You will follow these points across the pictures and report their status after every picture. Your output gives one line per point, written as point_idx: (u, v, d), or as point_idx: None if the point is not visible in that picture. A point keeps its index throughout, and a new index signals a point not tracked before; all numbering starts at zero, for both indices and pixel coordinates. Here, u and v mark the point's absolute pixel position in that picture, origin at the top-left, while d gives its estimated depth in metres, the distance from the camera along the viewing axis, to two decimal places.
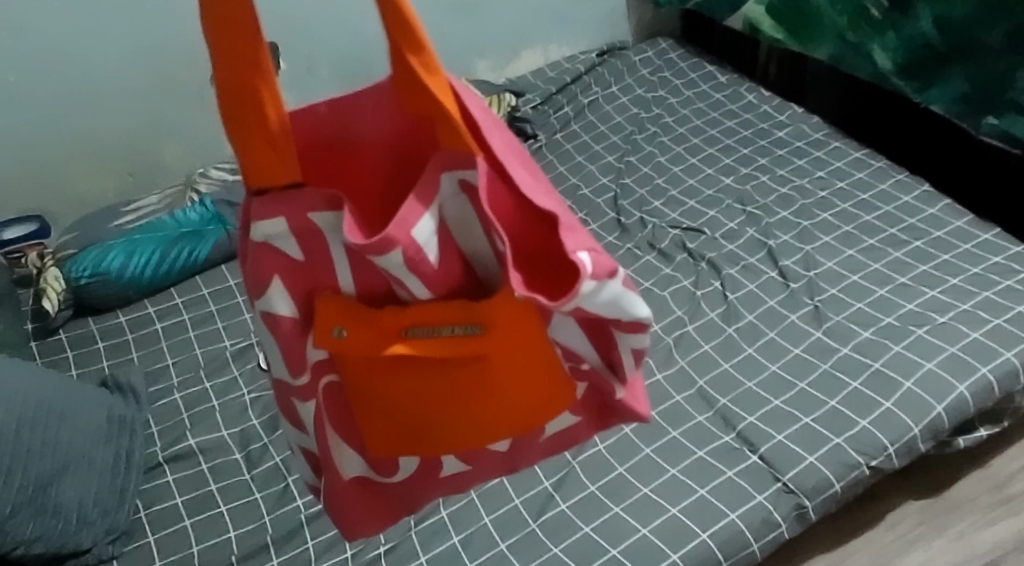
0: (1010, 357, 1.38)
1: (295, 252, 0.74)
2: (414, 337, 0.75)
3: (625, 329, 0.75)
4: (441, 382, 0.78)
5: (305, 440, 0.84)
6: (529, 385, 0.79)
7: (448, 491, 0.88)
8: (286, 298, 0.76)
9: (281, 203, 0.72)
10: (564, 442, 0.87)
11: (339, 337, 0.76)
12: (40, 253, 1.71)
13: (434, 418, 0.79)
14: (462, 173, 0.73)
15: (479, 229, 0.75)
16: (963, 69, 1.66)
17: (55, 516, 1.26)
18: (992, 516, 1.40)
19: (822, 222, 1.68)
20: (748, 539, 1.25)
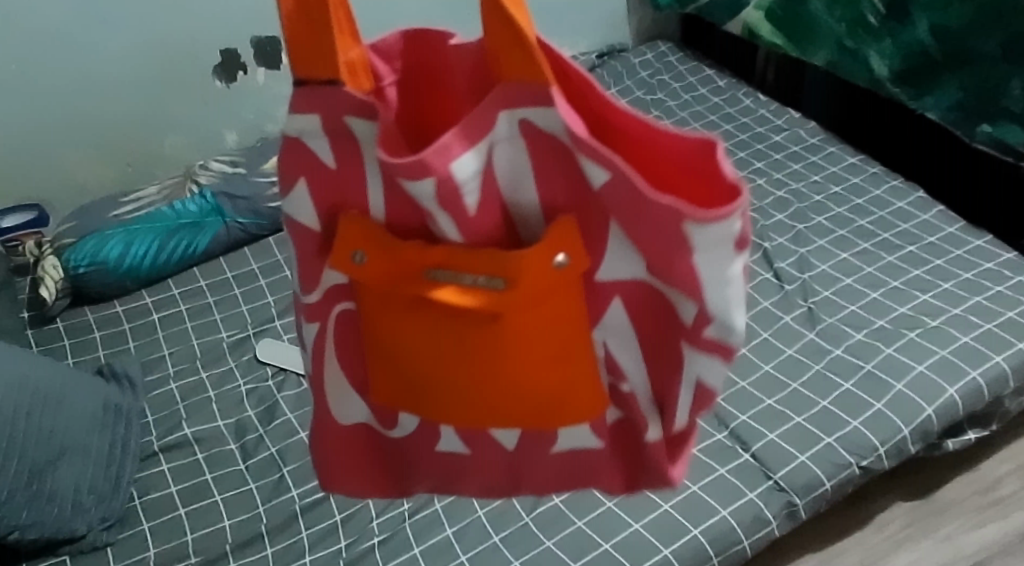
0: (1000, 361, 1.40)
1: (329, 158, 0.65)
2: (444, 282, 0.64)
3: (692, 336, 0.62)
4: (467, 332, 0.66)
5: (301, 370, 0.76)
6: (557, 370, 0.68)
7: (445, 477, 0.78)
8: (307, 209, 0.67)
9: (314, 94, 0.61)
10: (578, 469, 0.75)
11: (350, 265, 0.66)
12: (37, 242, 1.72)
13: (537, 396, 0.69)
14: (525, 112, 0.59)
15: (531, 177, 0.62)
16: (959, 77, 1.68)
17: (51, 502, 1.27)
18: (980, 518, 1.42)
19: (817, 225, 1.69)
20: (738, 536, 1.26)
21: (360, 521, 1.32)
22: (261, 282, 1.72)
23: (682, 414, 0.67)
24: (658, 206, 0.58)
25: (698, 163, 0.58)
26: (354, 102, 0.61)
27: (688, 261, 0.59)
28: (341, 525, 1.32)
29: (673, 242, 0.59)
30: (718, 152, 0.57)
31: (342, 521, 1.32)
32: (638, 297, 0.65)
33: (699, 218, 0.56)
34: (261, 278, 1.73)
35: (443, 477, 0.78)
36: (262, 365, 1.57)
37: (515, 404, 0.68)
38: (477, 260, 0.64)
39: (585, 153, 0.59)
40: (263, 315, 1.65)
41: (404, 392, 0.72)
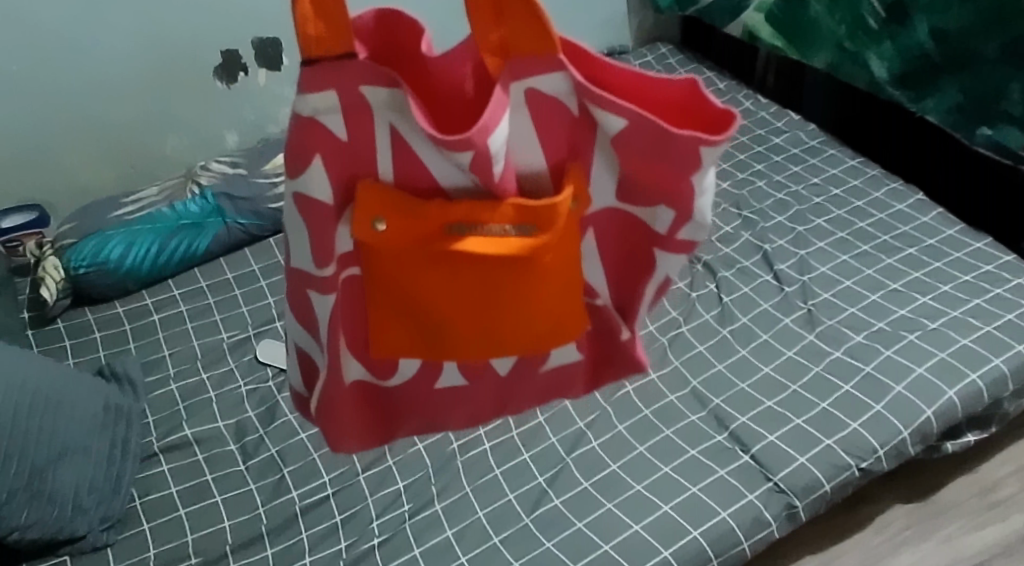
0: (999, 363, 1.40)
1: (342, 133, 0.71)
2: (468, 233, 0.74)
3: (667, 239, 0.77)
4: (490, 275, 0.76)
5: (303, 340, 0.82)
6: (561, 301, 0.80)
7: (443, 410, 0.88)
8: (323, 183, 0.72)
9: (336, 73, 0.68)
10: (557, 383, 0.89)
11: (376, 231, 0.74)
12: (38, 243, 1.73)
13: (543, 322, 0.80)
14: (533, 80, 0.70)
15: (538, 140, 0.73)
16: (958, 80, 1.69)
17: (51, 503, 1.28)
18: (979, 520, 1.42)
19: (817, 227, 1.69)
20: (738, 537, 1.27)
21: (361, 522, 1.32)
22: (261, 283, 1.72)
23: (647, 305, 0.83)
24: (677, 140, 0.70)
25: (678, 103, 0.72)
26: (376, 73, 0.69)
27: (683, 180, 0.73)
28: (341, 526, 1.32)
29: (675, 167, 0.72)
30: (705, 89, 0.71)
31: (342, 522, 1.32)
32: (616, 226, 0.79)
33: (706, 141, 0.70)
34: (261, 279, 1.73)
35: (437, 409, 0.89)
36: (262, 366, 1.57)
37: (522, 333, 0.80)
38: (499, 211, 0.73)
39: (593, 105, 0.71)
40: (263, 316, 1.66)
41: (419, 339, 0.80)
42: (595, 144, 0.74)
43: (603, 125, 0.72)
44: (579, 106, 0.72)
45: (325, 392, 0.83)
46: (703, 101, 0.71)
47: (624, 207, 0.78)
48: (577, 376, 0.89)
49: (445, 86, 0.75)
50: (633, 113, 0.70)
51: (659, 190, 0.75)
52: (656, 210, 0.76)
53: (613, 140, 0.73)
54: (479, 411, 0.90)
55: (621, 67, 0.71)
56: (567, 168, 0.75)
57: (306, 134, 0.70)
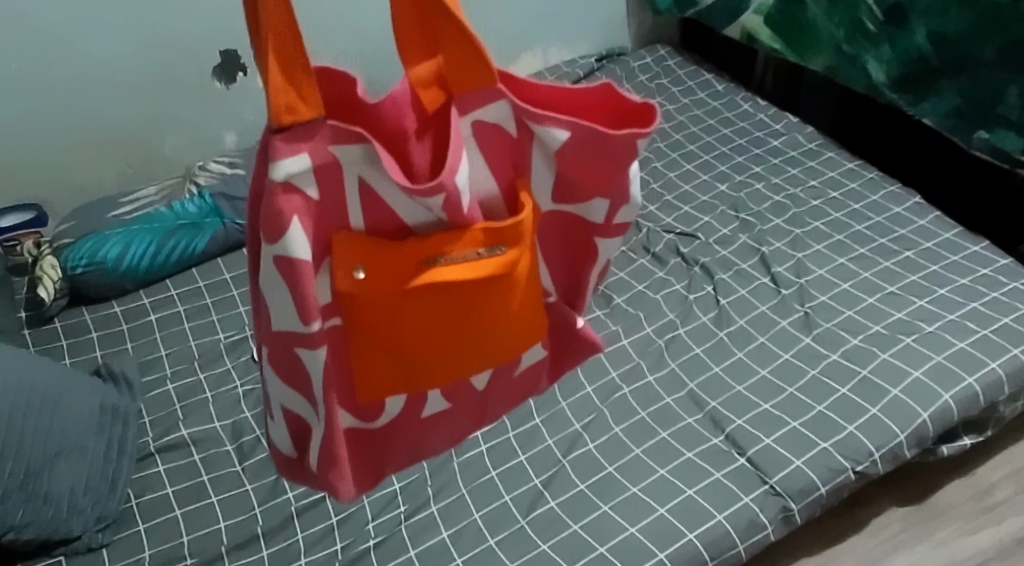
0: (996, 367, 1.40)
1: (314, 191, 0.75)
2: (444, 264, 0.79)
3: (605, 227, 0.84)
4: (467, 301, 0.80)
5: (292, 399, 0.84)
6: (528, 309, 0.86)
7: (430, 436, 0.92)
8: (304, 240, 0.76)
9: (305, 136, 0.72)
10: (530, 383, 0.94)
11: (357, 278, 0.78)
12: (36, 242, 1.72)
13: (515, 332, 0.85)
14: (478, 113, 0.76)
15: (488, 166, 0.80)
16: (956, 84, 1.69)
17: (46, 503, 1.28)
18: (974, 523, 1.42)
19: (814, 230, 1.70)
20: (734, 540, 1.27)
21: (357, 523, 1.32)
22: None
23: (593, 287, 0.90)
24: (613, 141, 0.78)
25: (598, 108, 0.80)
26: (342, 132, 0.73)
27: (620, 173, 0.80)
28: (336, 527, 1.32)
29: (614, 162, 0.79)
30: (619, 89, 0.79)
31: (337, 524, 1.32)
32: (564, 227, 0.86)
33: (642, 135, 0.77)
34: None
35: (423, 437, 0.92)
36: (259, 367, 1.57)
37: (500, 346, 0.85)
38: (468, 236, 0.78)
39: (532, 122, 0.78)
40: None
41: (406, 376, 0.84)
42: (537, 160, 0.81)
43: (545, 140, 0.78)
44: (519, 127, 0.79)
45: (325, 443, 0.85)
46: (621, 99, 0.79)
47: (560, 210, 0.85)
48: (543, 375, 0.95)
49: (388, 129, 0.77)
50: (572, 123, 0.77)
51: (594, 187, 0.82)
52: (592, 205, 0.83)
53: (555, 152, 0.79)
54: (461, 429, 0.94)
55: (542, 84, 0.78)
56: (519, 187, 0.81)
57: (280, 201, 0.74)
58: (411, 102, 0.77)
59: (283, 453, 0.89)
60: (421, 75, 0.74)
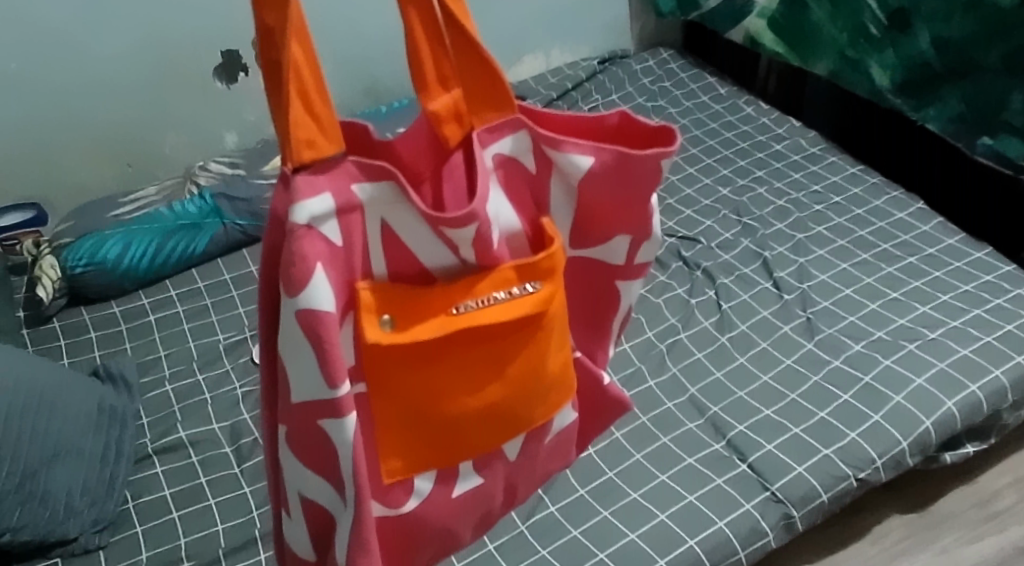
0: (999, 375, 1.39)
1: (337, 238, 0.72)
2: (472, 310, 0.76)
3: (626, 268, 0.84)
4: (499, 348, 0.77)
5: (311, 485, 0.78)
6: (560, 361, 0.83)
7: (460, 516, 0.87)
8: (329, 292, 0.71)
9: (326, 173, 0.70)
10: (563, 445, 0.90)
11: (386, 329, 0.74)
12: (35, 241, 1.72)
13: (549, 384, 0.82)
14: (498, 146, 0.76)
15: (511, 202, 0.78)
16: (960, 90, 1.68)
17: (43, 505, 1.27)
18: (977, 531, 1.41)
19: (817, 235, 1.69)
20: (735, 547, 1.26)
21: None
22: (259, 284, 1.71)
23: (614, 335, 0.90)
24: (638, 163, 0.76)
25: (614, 134, 0.80)
26: (367, 169, 0.71)
27: (645, 200, 0.79)
28: None
29: (640, 188, 0.78)
30: (634, 115, 0.79)
31: None
32: (584, 268, 0.85)
33: (669, 152, 0.75)
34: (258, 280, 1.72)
35: (452, 523, 0.87)
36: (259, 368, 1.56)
37: (533, 398, 0.81)
38: (499, 276, 0.76)
39: (553, 150, 0.77)
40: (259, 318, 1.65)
41: (436, 442, 0.79)
42: (559, 195, 0.79)
43: (568, 170, 0.77)
44: (538, 160, 0.78)
45: (356, 524, 0.78)
46: (637, 123, 0.79)
47: (581, 254, 0.84)
48: (571, 443, 0.91)
49: (408, 166, 0.77)
50: (596, 147, 0.76)
51: (616, 224, 0.81)
52: (613, 243, 0.83)
53: (578, 182, 0.78)
54: (491, 507, 0.89)
55: (559, 115, 0.79)
56: (542, 227, 0.79)
57: (303, 245, 0.70)
58: (431, 139, 0.76)
59: (303, 559, 0.83)
60: (441, 109, 0.74)
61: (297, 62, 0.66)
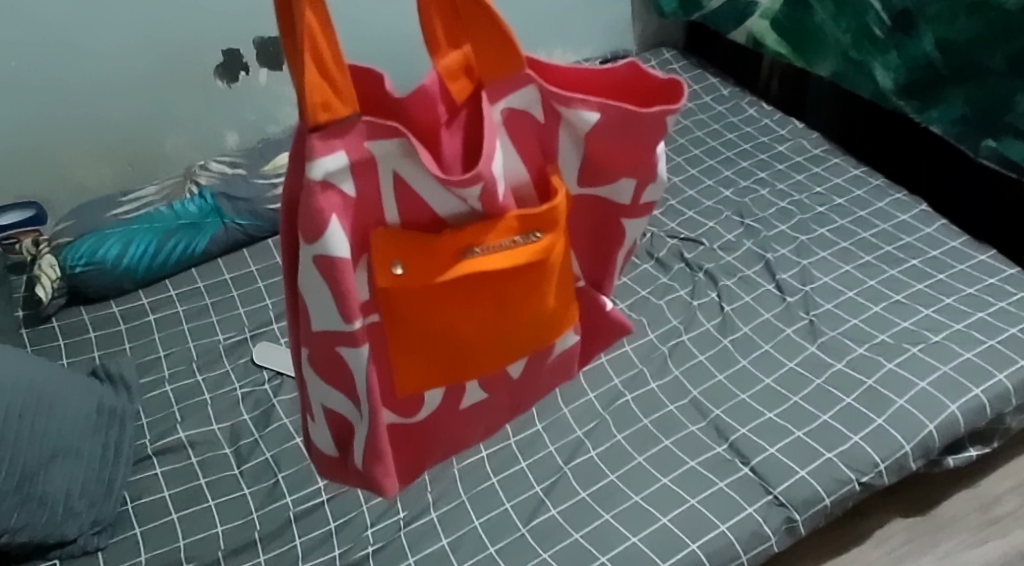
0: (1003, 379, 1.39)
1: (351, 190, 0.76)
2: (478, 255, 0.81)
3: (632, 207, 0.88)
4: (503, 289, 0.82)
5: (329, 399, 0.85)
6: (558, 293, 0.88)
7: (463, 421, 0.96)
8: (343, 239, 0.76)
9: (340, 135, 0.73)
10: (562, 366, 0.97)
11: (396, 274, 0.80)
12: (34, 240, 1.71)
13: (548, 316, 0.88)
14: (508, 101, 0.79)
15: (518, 152, 0.82)
16: (963, 91, 1.67)
17: (42, 506, 1.26)
18: (979, 535, 1.41)
19: (820, 237, 1.68)
20: (737, 551, 1.25)
21: (355, 529, 1.31)
22: (259, 284, 1.70)
23: (619, 268, 0.94)
24: (643, 119, 0.80)
25: (623, 86, 0.84)
26: (377, 128, 0.74)
27: (650, 151, 0.83)
28: (334, 533, 1.31)
29: (645, 141, 0.82)
30: (644, 67, 0.83)
31: (335, 529, 1.31)
32: (590, 206, 0.89)
33: (673, 111, 0.79)
34: (258, 280, 1.71)
35: (457, 426, 0.96)
36: (259, 369, 1.55)
37: (534, 331, 0.88)
38: (503, 224, 0.81)
39: (563, 106, 0.80)
40: (259, 318, 1.64)
41: (445, 370, 0.86)
42: (565, 142, 0.83)
43: (576, 123, 0.81)
44: (547, 111, 0.81)
45: (370, 438, 0.86)
46: (647, 76, 0.83)
47: (587, 192, 0.88)
48: (573, 361, 0.98)
49: (417, 121, 0.79)
50: (602, 104, 0.80)
51: (622, 168, 0.85)
52: (619, 184, 0.87)
53: (586, 133, 0.82)
54: (492, 413, 0.97)
55: (567, 68, 0.81)
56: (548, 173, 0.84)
57: (319, 199, 0.74)
58: (440, 92, 0.78)
59: (325, 454, 0.91)
60: (449, 67, 0.77)
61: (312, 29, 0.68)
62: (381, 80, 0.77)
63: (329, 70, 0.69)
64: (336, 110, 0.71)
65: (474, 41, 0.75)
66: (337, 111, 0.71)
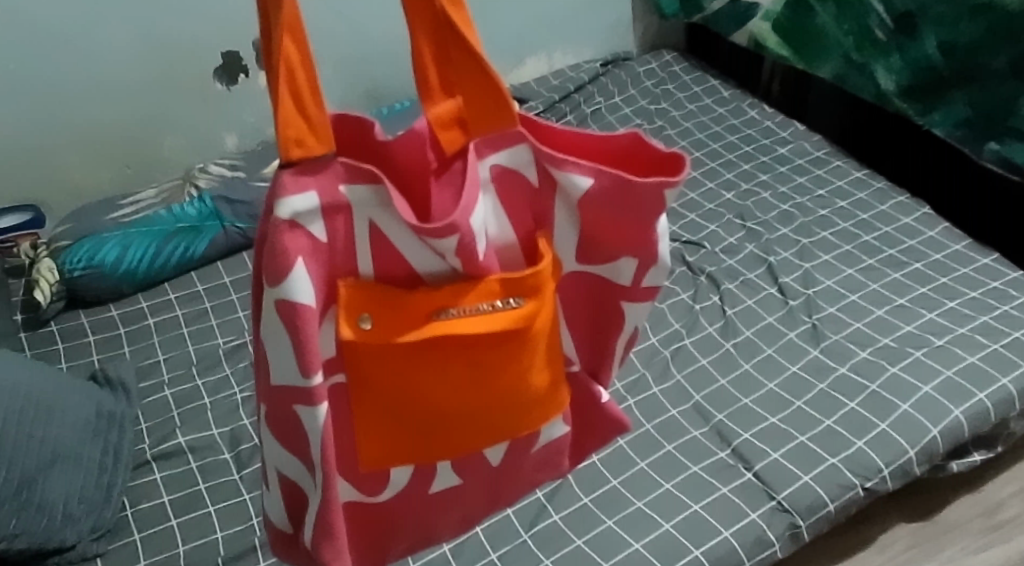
0: (1007, 383, 1.38)
1: (322, 235, 0.73)
2: (450, 318, 0.77)
3: (632, 289, 0.82)
4: (476, 358, 0.78)
5: (284, 464, 0.81)
6: (542, 374, 0.83)
7: (434, 511, 0.89)
8: (308, 287, 0.73)
9: (313, 173, 0.71)
10: (546, 458, 0.91)
11: (364, 329, 0.76)
12: (33, 244, 1.70)
13: (528, 396, 0.82)
14: (497, 158, 0.76)
15: (505, 217, 0.79)
16: (966, 94, 1.67)
17: (41, 512, 1.25)
18: (983, 541, 1.40)
19: (822, 240, 1.67)
20: (741, 557, 1.24)
21: None
22: None
23: (617, 359, 0.88)
24: (637, 188, 0.75)
25: (624, 158, 0.79)
26: (353, 171, 0.72)
27: (647, 226, 0.78)
28: None
29: (638, 214, 0.77)
30: (646, 138, 0.78)
31: None
32: (586, 285, 0.84)
33: (671, 183, 0.74)
34: None
35: (426, 516, 0.89)
36: None
37: (511, 410, 0.82)
38: (482, 287, 0.77)
39: (554, 168, 0.77)
40: None
41: (412, 443, 0.81)
42: (557, 208, 0.79)
43: (568, 189, 0.77)
44: (541, 175, 0.78)
45: (320, 508, 0.81)
46: (648, 148, 0.78)
47: (582, 270, 0.83)
48: (558, 454, 0.92)
49: (403, 170, 0.77)
50: (596, 169, 0.76)
51: (619, 245, 0.80)
52: (619, 264, 0.81)
53: (578, 201, 0.78)
54: (469, 506, 0.91)
55: (566, 131, 0.78)
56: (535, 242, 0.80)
57: (285, 240, 0.71)
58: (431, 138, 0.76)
59: (275, 526, 0.85)
60: (441, 115, 0.73)
61: (288, 59, 0.66)
62: (372, 128, 0.75)
63: (302, 101, 0.67)
64: (309, 145, 0.69)
65: (465, 91, 0.73)
66: (311, 145, 0.69)
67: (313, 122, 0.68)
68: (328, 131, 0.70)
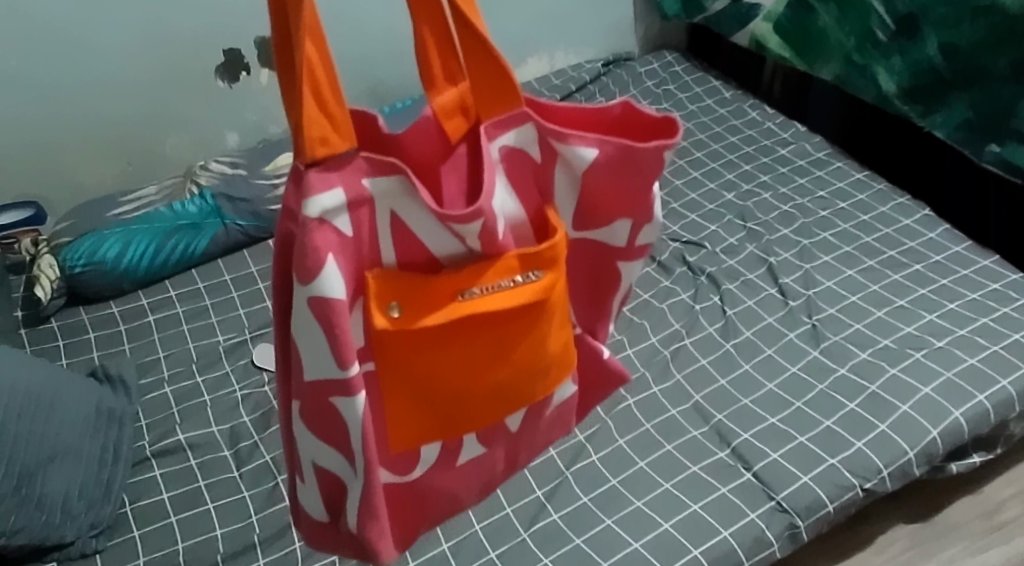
0: (1006, 385, 1.38)
1: (348, 229, 0.74)
2: (474, 297, 0.77)
3: (627, 249, 0.85)
4: (503, 333, 0.79)
5: (322, 458, 0.81)
6: (561, 342, 0.84)
7: (462, 487, 0.90)
8: (340, 280, 0.74)
9: (338, 169, 0.72)
10: (561, 421, 0.92)
11: (394, 316, 0.76)
12: (34, 240, 1.70)
13: (549, 366, 0.84)
14: (506, 139, 0.77)
15: (515, 195, 0.80)
16: (967, 96, 1.67)
17: (39, 508, 1.25)
18: (982, 542, 1.40)
19: (822, 241, 1.67)
20: (740, 557, 1.24)
21: None
22: (259, 285, 1.70)
23: (612, 315, 0.90)
24: (639, 154, 0.78)
25: (616, 124, 0.82)
26: (375, 163, 0.73)
27: (646, 187, 0.81)
28: None
29: (639, 177, 0.80)
30: (637, 105, 0.81)
31: None
32: (586, 252, 0.86)
33: (670, 145, 0.77)
34: (258, 281, 1.70)
35: (456, 492, 0.90)
36: (258, 370, 1.55)
37: (535, 380, 0.83)
38: (502, 264, 0.78)
39: (559, 142, 0.78)
40: (259, 319, 1.63)
41: (439, 424, 0.82)
42: (561, 180, 0.81)
43: (573, 160, 0.79)
44: (543, 149, 0.79)
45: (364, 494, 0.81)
46: (641, 113, 0.81)
47: (582, 237, 0.85)
48: (570, 415, 0.93)
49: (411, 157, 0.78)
50: (601, 139, 0.78)
51: (618, 209, 0.82)
52: (615, 226, 0.84)
53: (583, 173, 0.80)
54: (493, 477, 0.92)
55: (563, 106, 0.80)
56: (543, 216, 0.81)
57: (315, 236, 0.72)
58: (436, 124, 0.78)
59: (316, 518, 0.85)
60: (443, 104, 0.77)
61: (308, 60, 0.68)
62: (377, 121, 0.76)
63: (325, 102, 0.69)
64: (332, 144, 0.71)
65: (473, 76, 0.74)
66: (335, 145, 0.71)
67: (336, 122, 0.70)
68: (349, 126, 0.71)
